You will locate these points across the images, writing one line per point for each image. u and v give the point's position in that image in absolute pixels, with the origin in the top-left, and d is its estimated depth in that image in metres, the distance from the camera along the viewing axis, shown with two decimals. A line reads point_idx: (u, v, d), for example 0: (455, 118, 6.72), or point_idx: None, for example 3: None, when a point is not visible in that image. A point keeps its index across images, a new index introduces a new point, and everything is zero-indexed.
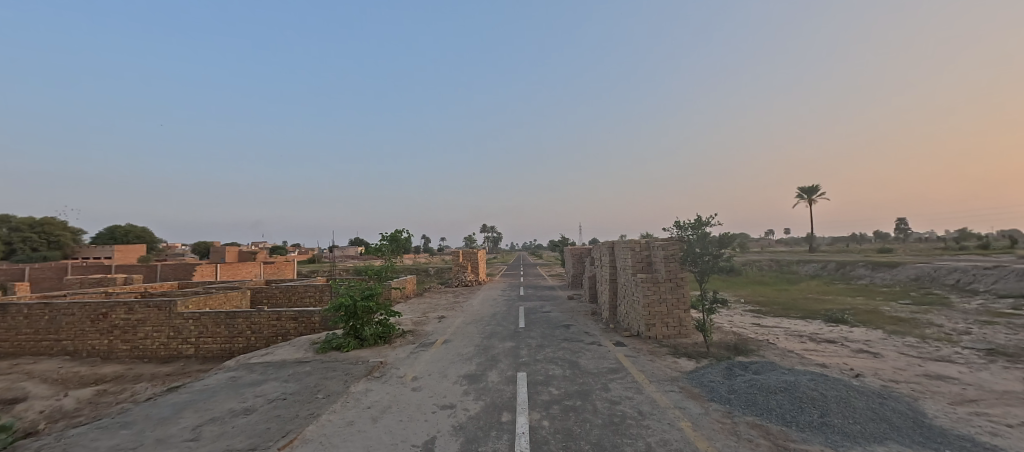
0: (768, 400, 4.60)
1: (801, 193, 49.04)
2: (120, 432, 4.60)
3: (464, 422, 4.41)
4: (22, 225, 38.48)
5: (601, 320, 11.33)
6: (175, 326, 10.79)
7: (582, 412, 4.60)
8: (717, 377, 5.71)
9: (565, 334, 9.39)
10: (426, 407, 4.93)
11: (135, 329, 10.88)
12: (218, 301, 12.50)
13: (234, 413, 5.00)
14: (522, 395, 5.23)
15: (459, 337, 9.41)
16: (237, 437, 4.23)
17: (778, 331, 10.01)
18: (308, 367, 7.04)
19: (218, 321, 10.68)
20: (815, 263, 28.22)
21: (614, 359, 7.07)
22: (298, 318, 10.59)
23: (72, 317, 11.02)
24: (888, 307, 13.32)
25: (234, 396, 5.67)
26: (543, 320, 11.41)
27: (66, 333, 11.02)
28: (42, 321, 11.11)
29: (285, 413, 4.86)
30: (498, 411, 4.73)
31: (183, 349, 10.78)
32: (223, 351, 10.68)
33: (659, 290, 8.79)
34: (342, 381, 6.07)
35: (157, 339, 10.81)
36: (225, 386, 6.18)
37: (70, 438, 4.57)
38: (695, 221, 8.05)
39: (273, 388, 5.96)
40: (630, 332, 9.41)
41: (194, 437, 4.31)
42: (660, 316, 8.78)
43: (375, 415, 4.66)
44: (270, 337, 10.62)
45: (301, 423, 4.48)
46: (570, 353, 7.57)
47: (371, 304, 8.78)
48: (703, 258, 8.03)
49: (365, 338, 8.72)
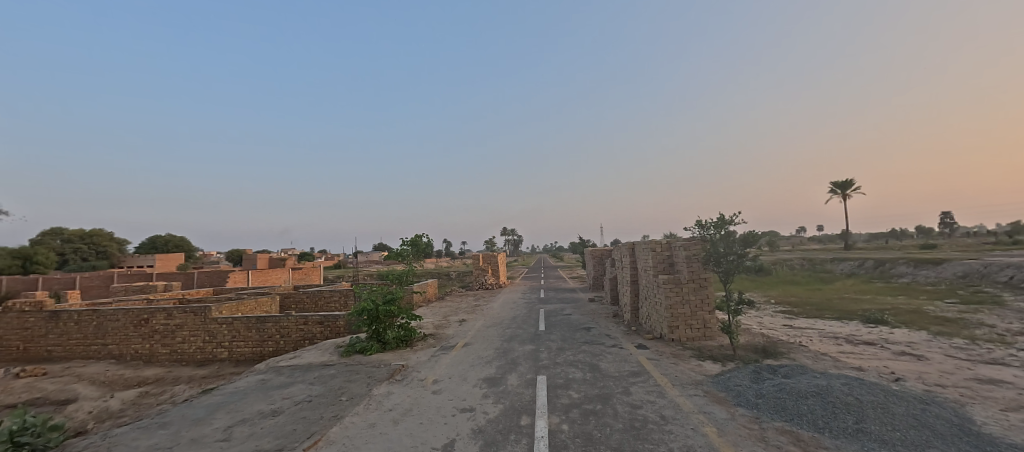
0: (798, 405, 4.41)
1: (833, 188, 46.76)
2: (159, 432, 4.86)
3: (483, 425, 4.43)
4: (73, 236, 41.49)
5: (623, 322, 11.13)
6: (210, 331, 11.29)
7: (602, 417, 4.53)
8: (744, 381, 5.51)
9: (586, 337, 9.28)
10: (446, 410, 4.98)
11: (173, 333, 11.45)
12: (249, 306, 13.01)
13: (263, 414, 5.17)
14: (542, 398, 5.20)
15: (479, 340, 9.47)
16: (265, 437, 4.39)
17: (812, 333, 9.52)
18: (333, 370, 7.23)
19: (250, 325, 11.11)
20: (852, 262, 26.83)
21: (635, 362, 6.93)
22: (323, 322, 10.89)
23: (117, 323, 11.72)
24: (933, 307, 12.47)
25: (263, 398, 5.88)
26: (563, 323, 11.27)
27: (111, 338, 11.73)
28: (90, 326, 11.85)
29: (311, 415, 5.02)
30: (517, 414, 4.72)
31: (217, 353, 11.27)
32: (254, 354, 11.10)
33: (682, 291, 8.56)
34: (364, 384, 6.20)
35: (194, 343, 11.35)
36: (255, 389, 6.43)
37: (114, 437, 4.85)
38: (717, 220, 7.79)
39: (300, 390, 6.15)
40: (653, 335, 9.19)
41: (225, 437, 4.49)
42: (683, 317, 8.55)
43: (396, 418, 4.73)
44: (298, 341, 10.98)
45: (325, 424, 4.61)
46: (590, 356, 7.47)
47: (392, 309, 8.93)
48: (727, 259, 7.76)
49: (386, 342, 8.86)
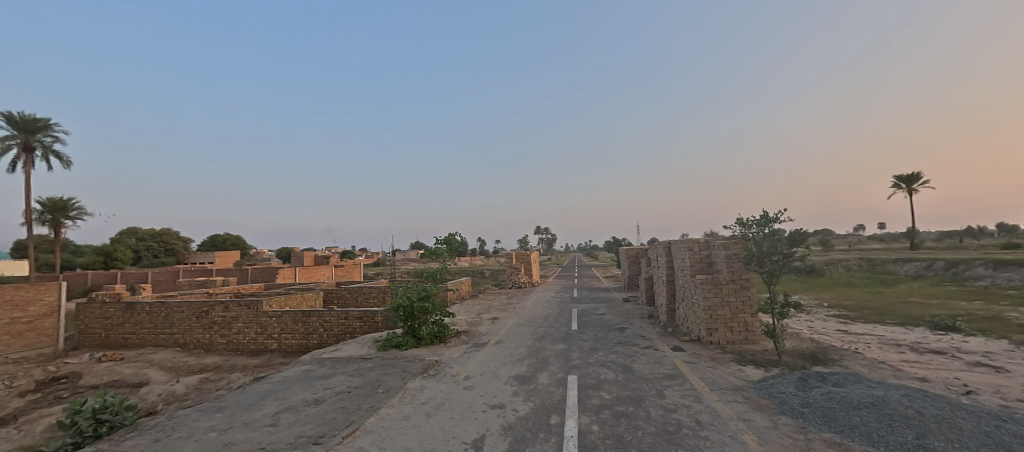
0: (850, 416, 4.10)
1: (896, 182, 42.86)
2: (216, 415, 5.29)
3: (513, 422, 4.46)
4: (146, 235, 45.86)
5: (659, 323, 10.81)
6: (261, 323, 12.12)
7: (634, 419, 4.43)
8: (789, 388, 5.19)
9: (619, 337, 9.10)
10: (477, 406, 5.07)
11: (229, 325, 12.39)
12: (296, 301, 13.84)
13: (307, 402, 5.50)
14: (572, 398, 5.16)
15: (511, 338, 9.54)
16: (308, 424, 4.67)
17: (869, 340, 8.81)
18: (371, 363, 7.55)
19: (296, 319, 11.81)
20: (918, 262, 24.51)
21: (671, 365, 6.71)
22: (363, 317, 11.38)
23: (182, 314, 12.85)
24: (1017, 314, 11.15)
25: (307, 387, 6.25)
26: (596, 322, 11.11)
27: (177, 328, 12.88)
28: (160, 317, 13.07)
29: (350, 405, 5.27)
30: (547, 413, 4.72)
31: (267, 344, 12.08)
32: (300, 346, 11.79)
33: (721, 292, 8.18)
34: (400, 378, 6.43)
35: (247, 334, 12.23)
36: (300, 378, 6.84)
37: (178, 418, 5.34)
38: (761, 218, 7.36)
39: (340, 381, 6.48)
40: (690, 337, 8.86)
41: (273, 422, 4.82)
42: (722, 320, 8.17)
43: (429, 411, 4.87)
44: (339, 335, 11.54)
45: (362, 415, 4.83)
46: (623, 357, 7.31)
47: (427, 305, 9.18)
48: (771, 259, 7.31)
49: (421, 337, 9.15)
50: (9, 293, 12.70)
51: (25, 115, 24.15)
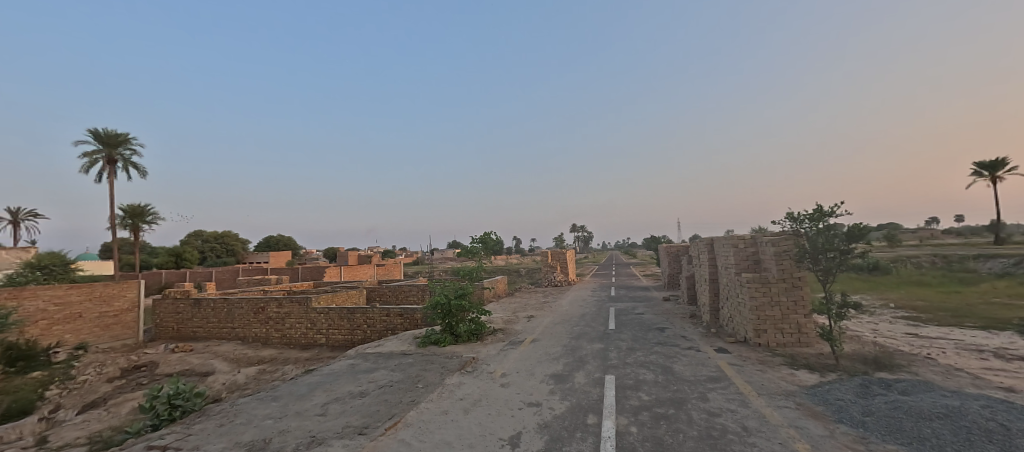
0: (920, 427, 3.74)
1: (977, 169, 38.33)
2: (272, 403, 5.70)
3: (549, 421, 4.47)
4: (210, 237, 50.04)
5: (702, 323, 10.37)
6: (311, 319, 12.88)
7: (675, 422, 4.29)
8: (847, 395, 4.82)
9: (659, 337, 8.83)
10: (513, 403, 5.11)
11: (283, 320, 13.27)
12: (342, 298, 14.57)
13: (353, 394, 5.80)
14: (610, 398, 5.08)
15: (548, 336, 9.52)
16: (354, 415, 4.91)
17: (944, 344, 7.96)
18: (411, 359, 7.82)
19: (342, 315, 12.45)
20: (1005, 259, 21.80)
21: (714, 367, 6.43)
22: (403, 315, 11.80)
23: (242, 309, 13.92)
24: None
25: (352, 380, 6.59)
26: (634, 322, 10.84)
27: (238, 322, 13.97)
28: (222, 312, 14.23)
29: (392, 398, 5.50)
30: (583, 412, 4.67)
31: (317, 338, 12.81)
32: (346, 341, 12.42)
33: (770, 292, 7.72)
34: (438, 373, 6.62)
35: (299, 329, 13.05)
36: (346, 372, 7.22)
37: (240, 405, 5.81)
38: (814, 212, 6.85)
39: (383, 375, 6.77)
40: (736, 338, 8.44)
41: (322, 412, 5.12)
42: (771, 321, 7.71)
43: (467, 407, 4.97)
44: (381, 331, 12.02)
45: (404, 408, 5.02)
46: (663, 357, 7.10)
47: (463, 303, 9.37)
48: (827, 256, 6.78)
49: (458, 335, 9.34)
50: (99, 289, 14.31)
51: (109, 131, 27.06)
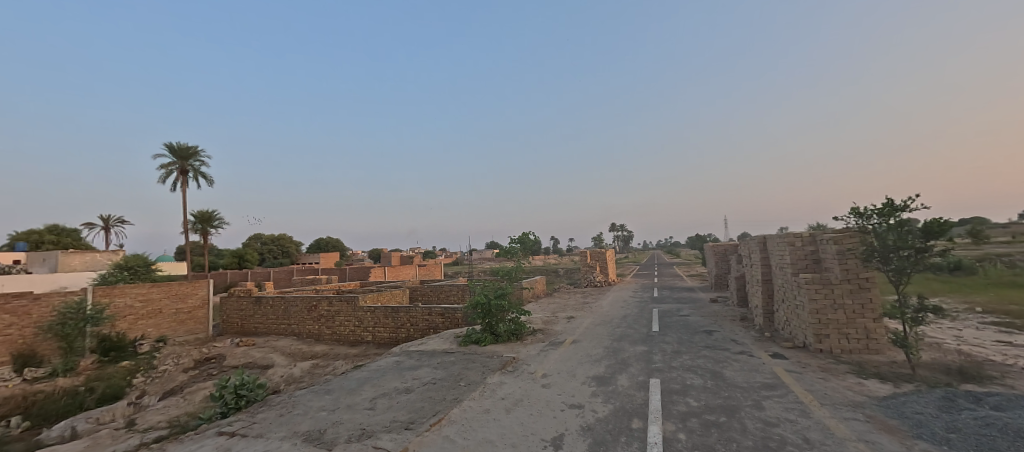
0: (1021, 448, 3.29)
1: None
2: (325, 396, 6.04)
3: (592, 424, 4.39)
4: (268, 240, 53.95)
5: (754, 327, 9.78)
6: (358, 317, 13.52)
7: (727, 430, 4.07)
8: (927, 408, 4.34)
9: (707, 340, 8.43)
10: (555, 404, 5.08)
11: (333, 318, 14.03)
12: (387, 297, 15.17)
13: (399, 390, 6.02)
14: (655, 403, 4.91)
15: (588, 337, 9.37)
16: (400, 411, 5.09)
17: None
18: (453, 357, 7.99)
19: (387, 314, 12.96)
20: None
21: (770, 373, 6.03)
22: (444, 314, 12.08)
23: (296, 307, 14.88)
24: None
25: (398, 377, 6.84)
26: (679, 324, 10.42)
27: (293, 319, 14.95)
28: (280, 309, 15.29)
29: (436, 395, 5.65)
30: (628, 416, 4.55)
31: (364, 336, 13.43)
32: (391, 338, 12.92)
33: (832, 294, 7.13)
34: (480, 372, 6.72)
35: (348, 326, 13.74)
36: (392, 368, 7.51)
37: (297, 397, 6.21)
38: (884, 206, 6.24)
39: (426, 372, 6.97)
40: (793, 343, 7.87)
41: (371, 406, 5.35)
42: (834, 325, 7.11)
43: (508, 407, 5.01)
44: (424, 329, 12.38)
45: (447, 405, 5.14)
46: (712, 362, 6.76)
47: (503, 303, 9.44)
48: (900, 254, 6.15)
49: (499, 334, 9.43)
50: (175, 287, 15.84)
51: (181, 144, 29.91)
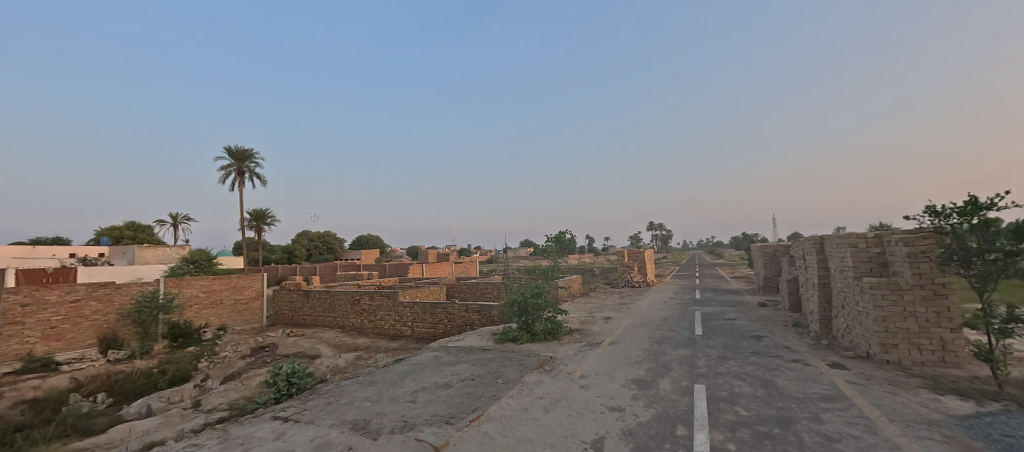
0: None
1: None
2: (369, 387, 6.29)
3: (634, 428, 4.27)
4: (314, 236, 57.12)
5: (809, 334, 9.13)
6: (398, 312, 13.97)
7: (781, 443, 3.82)
8: (1021, 431, 3.85)
9: (755, 346, 7.98)
10: (594, 406, 4.99)
11: (375, 312, 14.60)
12: (425, 293, 15.57)
13: (438, 385, 6.16)
14: (701, 410, 4.70)
15: (627, 339, 9.14)
16: (440, 405, 5.21)
17: None
18: (490, 354, 8.07)
19: (425, 310, 13.30)
20: None
21: (828, 384, 5.60)
22: (481, 311, 12.23)
23: (341, 301, 15.62)
24: None
25: (437, 371, 7.00)
26: (724, 328, 9.92)
27: (338, 312, 15.70)
28: (326, 303, 16.11)
29: (474, 391, 5.72)
30: (671, 422, 4.39)
31: (403, 330, 13.86)
32: (429, 334, 13.25)
33: (902, 300, 6.51)
34: (517, 370, 6.73)
35: (388, 321, 14.24)
36: (431, 363, 7.70)
37: (343, 387, 6.51)
38: (966, 205, 5.58)
39: (465, 368, 7.08)
40: (855, 353, 7.26)
41: (412, 399, 5.51)
42: (904, 335, 6.49)
43: (546, 406, 4.98)
44: (460, 326, 12.60)
45: (486, 402, 5.19)
46: (762, 369, 6.38)
47: (539, 302, 9.42)
48: (985, 259, 5.48)
49: (535, 333, 9.41)
50: (234, 280, 17.10)
51: (239, 148, 32.23)
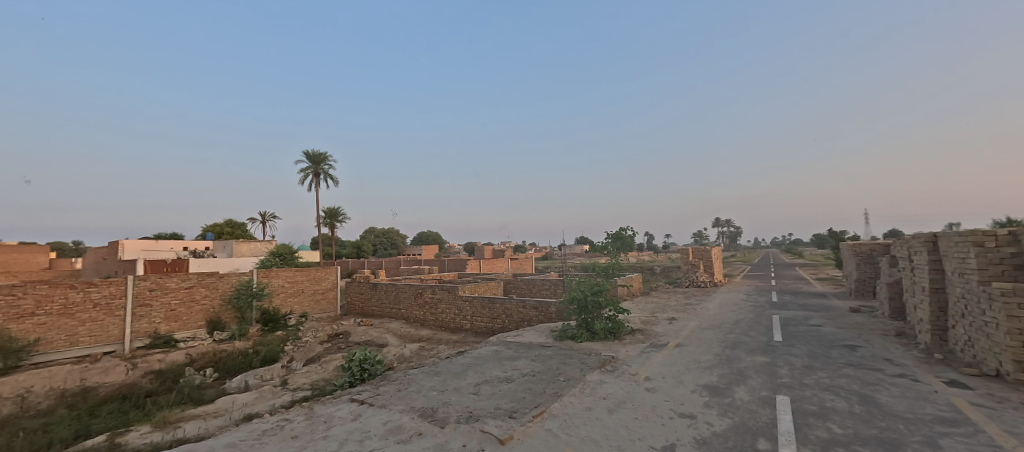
0: None
1: None
2: (435, 377, 6.57)
3: (708, 437, 4.01)
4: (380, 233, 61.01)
5: (916, 346, 7.94)
6: (458, 306, 14.45)
7: None
8: None
9: (849, 357, 7.10)
10: (662, 411, 4.76)
11: (436, 305, 15.25)
12: (483, 289, 15.94)
13: (500, 379, 6.26)
14: (786, 424, 4.28)
15: (695, 342, 8.62)
16: (503, 399, 5.28)
17: None
18: (550, 351, 8.03)
19: (484, 304, 13.61)
20: None
21: (946, 405, 4.83)
22: (539, 308, 12.25)
23: (405, 294, 16.51)
24: None
25: (499, 366, 7.12)
26: (809, 335, 8.97)
27: (403, 304, 16.63)
28: (392, 295, 17.13)
29: (536, 387, 5.73)
30: (751, 435, 4.05)
31: (463, 323, 14.32)
32: (487, 328, 13.55)
33: None
34: (578, 369, 6.64)
35: (449, 314, 14.79)
36: (492, 357, 7.84)
37: (411, 375, 6.87)
38: None
39: (525, 364, 7.13)
40: (980, 370, 6.17)
41: (476, 391, 5.66)
42: None
43: (611, 408, 4.84)
44: (518, 322, 12.72)
45: (548, 399, 5.17)
46: (859, 383, 5.66)
47: (600, 300, 9.20)
48: None
49: (595, 332, 9.20)
50: (313, 272, 18.79)
51: (316, 152, 35.30)
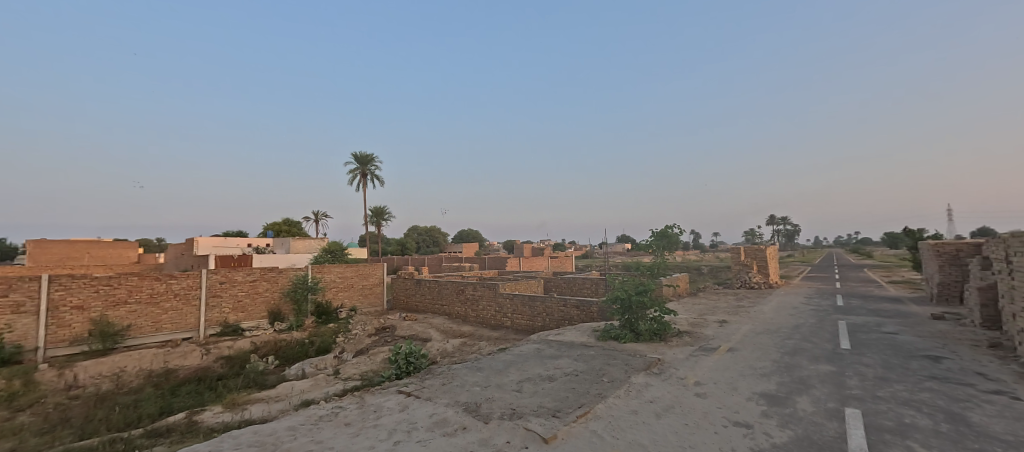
0: None
1: None
2: (478, 373, 6.68)
3: (767, 449, 3.76)
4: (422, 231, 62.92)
5: (1015, 359, 6.98)
6: (499, 303, 14.60)
7: None
8: None
9: (932, 369, 6.38)
10: (715, 418, 4.53)
11: (477, 302, 15.50)
12: (523, 287, 15.98)
13: (542, 377, 6.24)
14: (857, 440, 3.92)
15: (749, 347, 8.11)
16: (546, 397, 5.27)
17: None
18: (592, 351, 7.90)
19: (524, 302, 13.65)
20: None
21: None
22: (580, 307, 12.09)
23: (448, 290, 16.93)
24: None
25: (540, 364, 7.10)
26: (882, 343, 8.16)
27: (445, 300, 17.06)
28: (435, 291, 17.62)
29: (579, 387, 5.65)
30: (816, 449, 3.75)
31: (503, 320, 14.45)
32: (528, 326, 13.58)
33: None
34: (623, 370, 6.47)
35: (489, 311, 14.98)
36: (533, 355, 7.84)
37: (454, 369, 7.03)
38: None
39: (567, 363, 7.06)
40: None
41: (518, 389, 5.69)
42: None
43: (658, 412, 4.68)
44: (559, 320, 12.63)
45: (592, 399, 5.09)
46: (945, 399, 5.07)
47: (644, 300, 8.91)
48: None
49: (639, 333, 8.93)
50: (361, 268, 19.74)
51: (363, 154, 37.02)
